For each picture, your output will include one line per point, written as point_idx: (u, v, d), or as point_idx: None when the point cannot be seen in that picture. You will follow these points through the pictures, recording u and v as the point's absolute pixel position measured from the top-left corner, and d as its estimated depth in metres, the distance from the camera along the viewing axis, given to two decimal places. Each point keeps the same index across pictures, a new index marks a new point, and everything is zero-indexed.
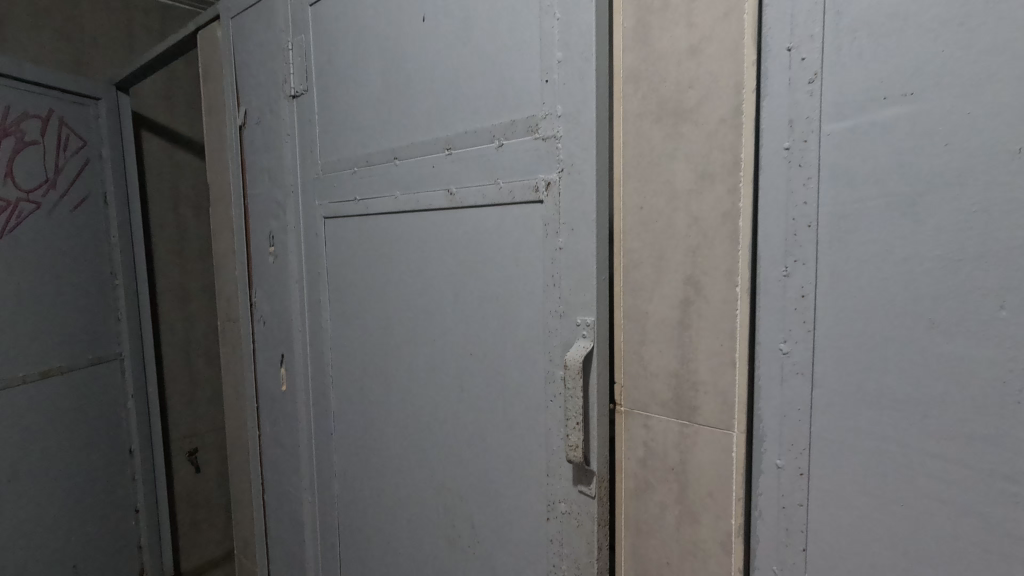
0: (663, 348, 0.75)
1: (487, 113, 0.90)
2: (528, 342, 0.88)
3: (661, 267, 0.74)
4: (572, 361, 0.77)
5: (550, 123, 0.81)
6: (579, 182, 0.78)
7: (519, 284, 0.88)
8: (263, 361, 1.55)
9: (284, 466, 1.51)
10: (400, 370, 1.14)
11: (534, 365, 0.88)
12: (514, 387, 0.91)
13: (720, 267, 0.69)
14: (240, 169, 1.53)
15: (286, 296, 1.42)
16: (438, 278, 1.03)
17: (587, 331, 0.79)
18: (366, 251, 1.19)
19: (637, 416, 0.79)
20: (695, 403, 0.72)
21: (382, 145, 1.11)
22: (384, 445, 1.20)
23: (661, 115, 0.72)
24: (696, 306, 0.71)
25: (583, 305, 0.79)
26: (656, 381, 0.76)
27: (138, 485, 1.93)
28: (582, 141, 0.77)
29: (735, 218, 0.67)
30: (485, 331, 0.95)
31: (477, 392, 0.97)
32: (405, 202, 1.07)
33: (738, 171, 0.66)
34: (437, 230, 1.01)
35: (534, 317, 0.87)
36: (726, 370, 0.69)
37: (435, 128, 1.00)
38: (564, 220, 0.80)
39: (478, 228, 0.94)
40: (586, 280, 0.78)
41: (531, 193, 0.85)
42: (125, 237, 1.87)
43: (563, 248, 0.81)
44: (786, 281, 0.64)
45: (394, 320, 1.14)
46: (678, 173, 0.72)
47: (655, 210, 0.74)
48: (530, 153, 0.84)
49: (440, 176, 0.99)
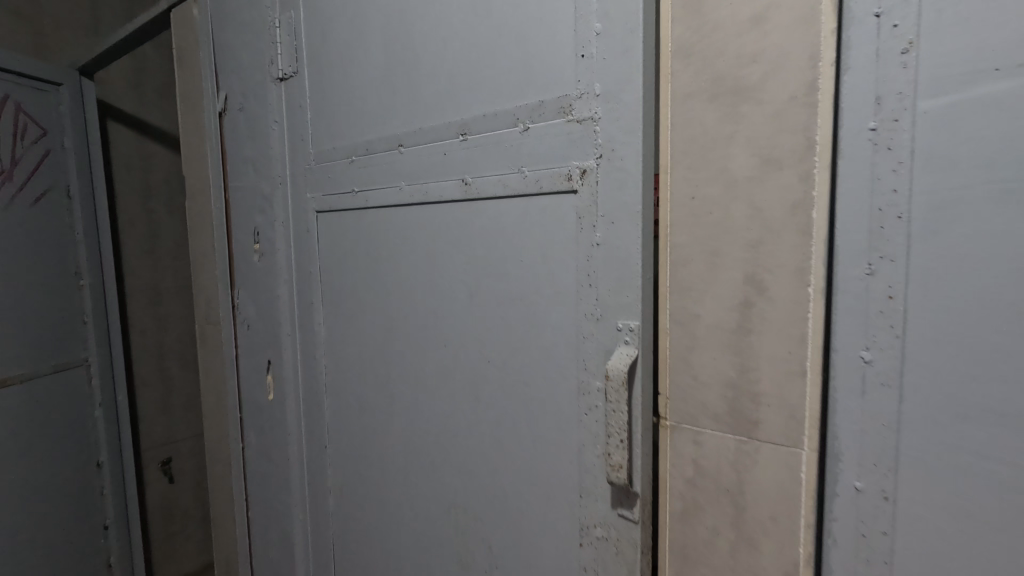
0: (716, 356, 0.67)
1: (510, 93, 0.81)
2: (557, 349, 0.80)
3: (715, 265, 0.66)
4: (615, 371, 0.69)
5: (586, 103, 0.73)
6: (622, 169, 0.70)
7: (547, 284, 0.80)
8: (247, 367, 1.43)
9: (271, 479, 1.40)
10: (404, 379, 1.05)
11: (563, 374, 0.79)
12: (540, 398, 0.82)
13: (788, 265, 0.61)
14: (220, 161, 1.41)
15: (272, 296, 1.31)
16: (449, 278, 0.93)
17: (630, 337, 0.71)
18: (366, 249, 1.09)
19: (684, 430, 0.71)
20: (756, 417, 0.65)
21: (384, 130, 1.01)
22: (385, 460, 1.11)
23: (717, 93, 0.64)
24: (758, 309, 0.63)
25: (625, 308, 0.71)
26: (707, 392, 0.68)
27: (107, 501, 1.80)
28: (625, 123, 0.69)
29: (808, 208, 0.59)
30: (504, 337, 0.86)
31: (497, 404, 0.88)
32: (411, 194, 0.97)
33: (812, 155, 0.58)
34: (450, 226, 0.92)
35: (563, 321, 0.78)
36: (794, 381, 0.62)
37: (446, 111, 0.90)
38: (602, 212, 0.72)
39: (499, 222, 0.85)
40: (629, 280, 0.71)
41: (562, 182, 0.76)
42: (91, 235, 1.73)
43: (600, 244, 0.73)
44: (870, 280, 0.56)
45: (399, 325, 1.04)
46: (736, 158, 0.63)
47: (708, 200, 0.66)
48: (562, 137, 0.75)
49: (454, 165, 0.89)
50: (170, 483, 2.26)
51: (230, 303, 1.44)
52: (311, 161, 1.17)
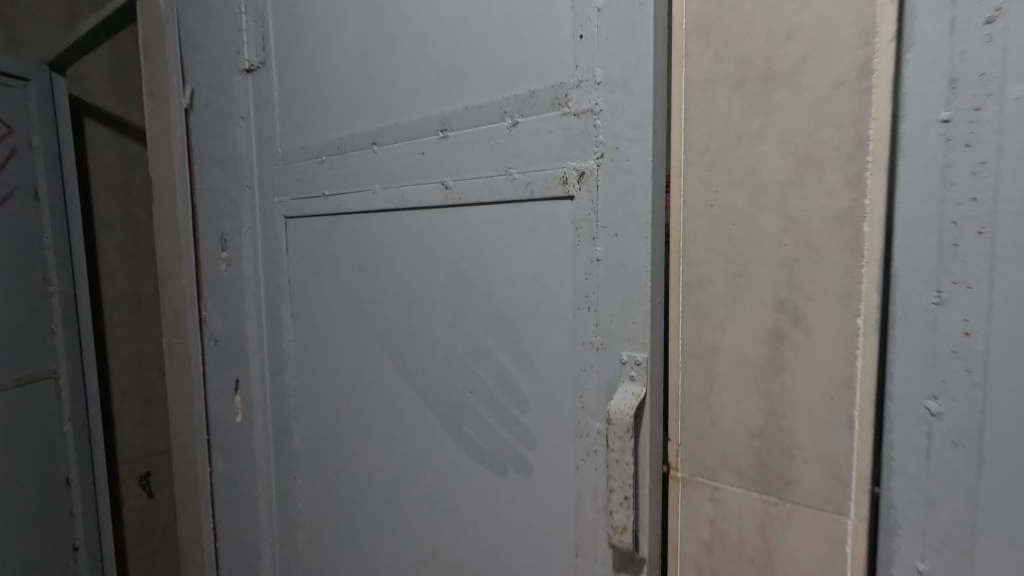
0: (740, 397, 0.55)
1: (496, 82, 0.70)
2: (551, 381, 0.68)
3: (739, 287, 0.55)
4: (619, 414, 0.58)
5: (585, 92, 0.61)
6: (628, 171, 0.58)
7: (537, 305, 0.68)
8: (215, 383, 1.31)
9: (242, 507, 1.28)
10: (380, 407, 0.93)
11: (557, 411, 0.68)
12: (531, 437, 0.71)
13: (831, 290, 0.49)
14: (187, 161, 1.29)
15: (240, 309, 1.20)
16: (429, 295, 0.82)
17: (636, 372, 0.60)
18: (339, 260, 0.97)
19: (700, 484, 0.59)
20: (788, 474, 0.53)
21: (357, 126, 0.89)
22: (359, 496, 0.99)
23: (743, 79, 0.53)
24: (792, 342, 0.52)
25: (630, 337, 0.60)
26: (728, 440, 0.57)
27: (77, 520, 1.67)
28: (631, 116, 0.58)
29: (859, 220, 0.47)
30: (491, 365, 0.74)
31: (482, 442, 0.77)
32: (386, 199, 0.86)
33: (865, 153, 0.47)
34: (430, 236, 0.81)
35: (557, 349, 0.67)
36: (838, 432, 0.50)
37: (425, 104, 0.79)
38: (604, 222, 0.61)
39: (484, 232, 0.73)
40: (635, 303, 0.59)
41: (556, 186, 0.64)
42: (61, 237, 1.60)
43: (602, 260, 0.61)
44: (939, 311, 0.45)
45: (375, 346, 0.93)
46: (766, 157, 0.52)
47: (731, 210, 0.54)
48: (557, 133, 0.64)
49: (433, 167, 0.78)
50: (150, 498, 2.13)
51: (197, 315, 1.32)
52: (280, 161, 1.06)
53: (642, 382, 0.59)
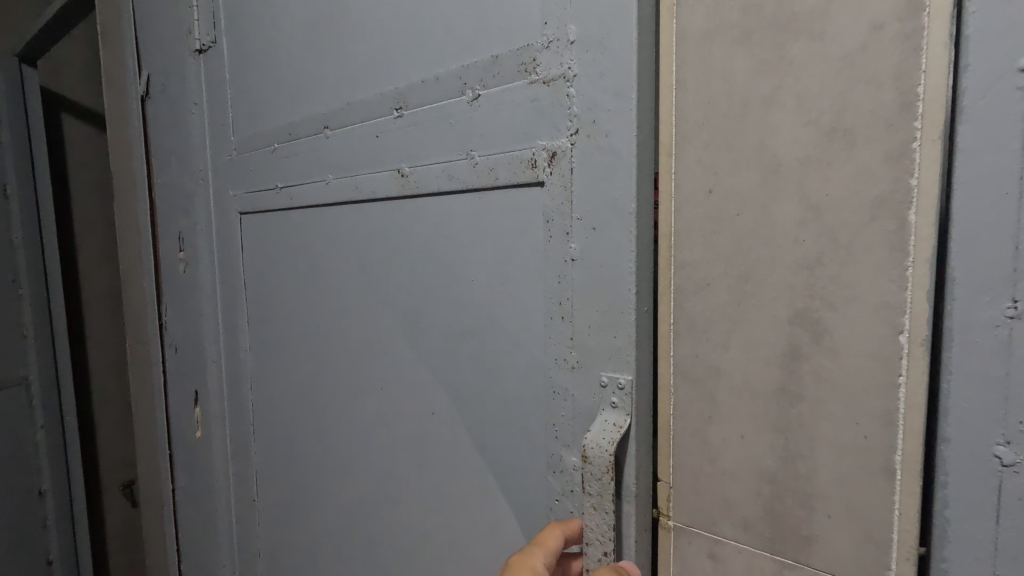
0: (747, 431, 0.44)
1: (455, 49, 0.59)
2: (518, 404, 0.57)
3: (745, 294, 0.43)
4: (596, 450, 0.48)
5: (555, 55, 0.50)
6: (608, 151, 0.47)
7: (504, 314, 0.57)
8: (177, 396, 1.20)
9: (206, 534, 1.17)
10: (338, 426, 0.83)
11: (528, 440, 0.57)
12: (501, 469, 0.60)
13: (862, 299, 0.38)
14: (144, 153, 1.17)
15: (197, 315, 1.10)
16: (387, 301, 0.71)
17: (619, 399, 0.49)
18: (292, 260, 0.87)
19: (697, 537, 0.48)
20: (806, 531, 0.42)
21: (310, 107, 0.79)
22: (321, 527, 0.88)
23: (750, 29, 0.41)
24: (812, 366, 0.40)
25: (610, 356, 0.49)
26: (731, 483, 0.45)
27: (51, 535, 1.36)
28: (610, 83, 0.47)
29: (904, 206, 0.36)
30: (457, 384, 0.63)
31: (448, 472, 0.66)
32: (340, 188, 0.75)
33: (914, 117, 0.35)
34: (385, 233, 0.70)
35: (527, 366, 0.56)
36: (872, 481, 0.39)
37: (380, 78, 0.68)
38: (579, 214, 0.50)
39: (445, 227, 0.62)
40: (617, 315, 0.48)
41: (523, 170, 0.53)
42: (28, 196, 1.29)
43: (577, 260, 0.50)
44: (1015, 327, 0.33)
45: (332, 358, 0.82)
46: (778, 129, 0.40)
47: (735, 196, 0.43)
48: (523, 107, 0.53)
49: (388, 151, 0.67)
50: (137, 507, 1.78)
51: (156, 321, 1.20)
52: (234, 150, 0.95)
53: (626, 409, 0.48)
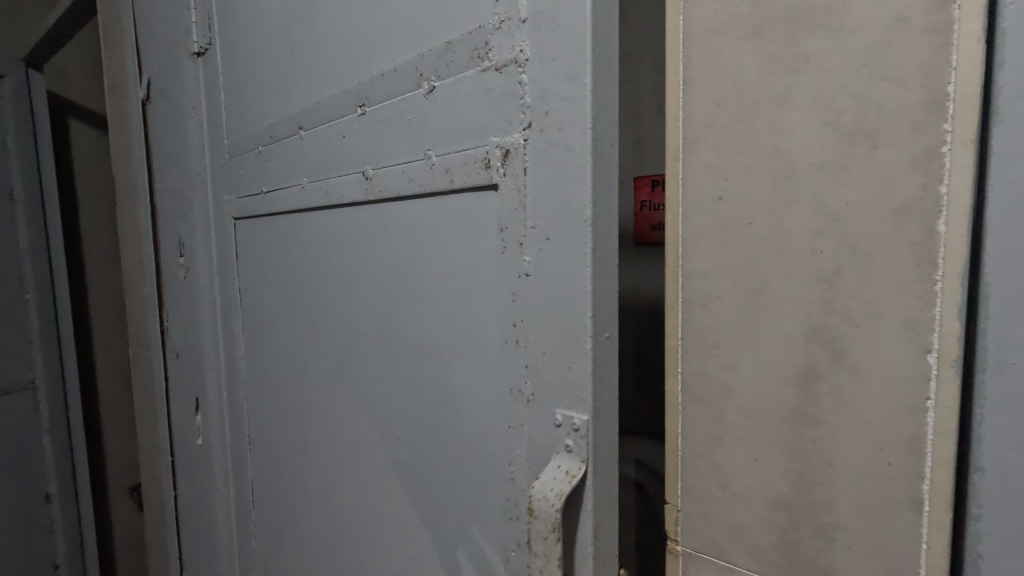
0: (759, 455, 0.41)
1: (411, 39, 0.56)
2: (477, 428, 0.54)
3: (757, 308, 0.40)
4: (543, 501, 0.45)
5: (506, 40, 0.47)
6: (561, 146, 0.44)
7: (463, 332, 0.55)
8: (177, 403, 1.19)
9: (207, 542, 1.15)
10: (317, 440, 0.81)
11: (486, 468, 0.53)
12: (462, 502, 0.56)
13: (886, 315, 0.35)
14: (144, 157, 1.15)
15: (196, 320, 1.08)
16: (355, 314, 0.69)
17: (573, 441, 0.46)
18: (276, 270, 0.85)
19: (706, 565, 0.45)
20: (824, 563, 0.39)
21: (285, 105, 0.77)
22: (304, 545, 0.86)
23: (762, 24, 0.38)
24: (830, 386, 0.37)
25: (566, 388, 0.46)
26: (742, 509, 0.42)
27: (57, 540, 1.35)
28: (562, 67, 0.44)
29: (932, 216, 0.33)
30: (420, 405, 0.60)
31: (415, 498, 0.62)
32: (311, 193, 0.73)
33: (943, 120, 0.32)
34: (355, 246, 0.68)
35: (486, 389, 0.53)
36: (898, 513, 0.36)
37: (345, 73, 0.66)
38: (533, 223, 0.47)
39: (408, 236, 0.60)
40: (572, 346, 0.46)
41: (479, 169, 0.51)
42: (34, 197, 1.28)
43: (533, 278, 0.48)
44: None
45: (311, 371, 0.80)
46: (793, 132, 0.38)
47: (746, 203, 0.40)
48: (477, 99, 0.50)
49: (354, 150, 0.65)
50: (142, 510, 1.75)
51: (158, 327, 1.19)
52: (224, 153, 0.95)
53: (584, 448, 0.45)
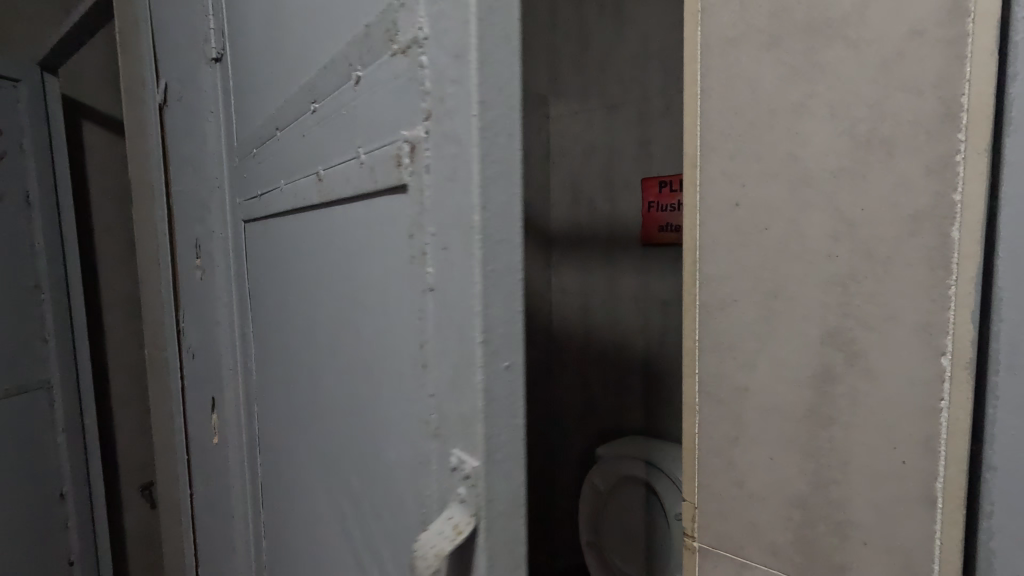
0: (776, 454, 0.42)
1: (343, 22, 0.48)
2: (398, 465, 0.46)
3: (773, 310, 0.41)
4: (422, 562, 0.36)
5: (409, 15, 0.38)
6: (452, 141, 0.35)
7: (388, 355, 0.46)
8: (193, 403, 1.21)
9: (223, 539, 1.17)
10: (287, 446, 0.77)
11: (407, 514, 0.45)
12: (391, 547, 0.48)
13: (902, 318, 0.36)
14: (161, 161, 1.17)
15: (213, 321, 1.10)
16: (314, 325, 0.62)
17: (467, 488, 0.37)
18: (265, 269, 0.83)
19: (723, 561, 0.46)
20: (839, 559, 0.40)
21: (268, 101, 0.74)
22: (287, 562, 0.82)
23: (780, 36, 0.39)
24: (846, 388, 0.39)
25: (463, 429, 0.37)
26: (759, 507, 0.44)
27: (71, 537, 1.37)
28: (454, 42, 0.34)
29: (946, 221, 0.34)
30: (353, 428, 0.54)
31: (358, 534, 0.55)
32: (282, 193, 0.69)
33: (957, 129, 0.33)
34: (311, 253, 0.61)
35: (405, 422, 0.45)
36: (914, 511, 0.37)
37: (303, 65, 0.59)
38: (434, 232, 0.38)
39: (347, 244, 0.52)
40: (466, 379, 0.37)
41: (392, 171, 0.42)
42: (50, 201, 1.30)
43: (435, 294, 0.39)
44: None
45: (284, 376, 0.77)
46: (809, 140, 0.39)
47: (764, 209, 0.41)
48: (388, 86, 0.41)
49: (307, 146, 0.60)
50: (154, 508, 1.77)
51: (173, 328, 1.21)
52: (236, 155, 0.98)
53: (477, 500, 0.37)
